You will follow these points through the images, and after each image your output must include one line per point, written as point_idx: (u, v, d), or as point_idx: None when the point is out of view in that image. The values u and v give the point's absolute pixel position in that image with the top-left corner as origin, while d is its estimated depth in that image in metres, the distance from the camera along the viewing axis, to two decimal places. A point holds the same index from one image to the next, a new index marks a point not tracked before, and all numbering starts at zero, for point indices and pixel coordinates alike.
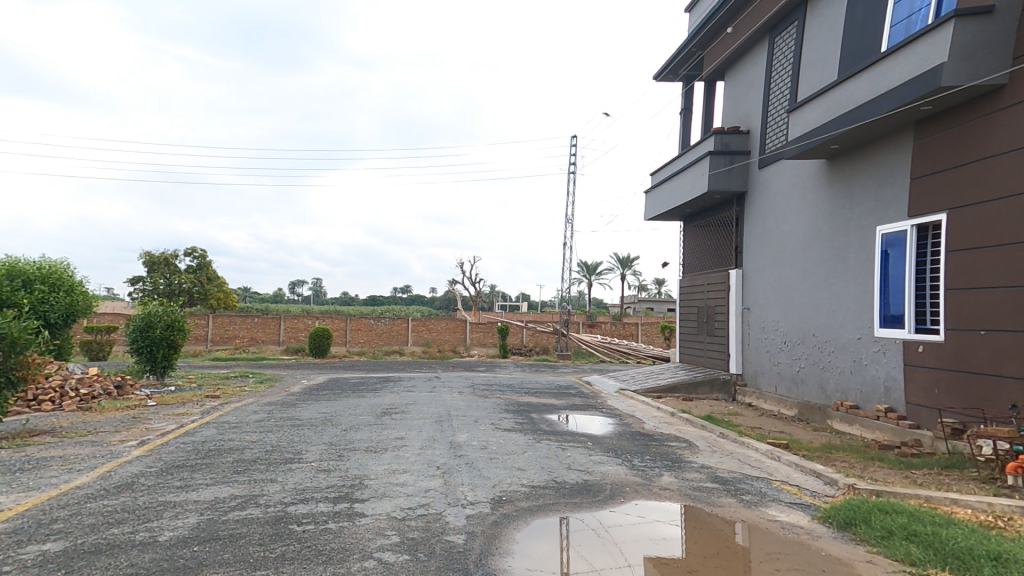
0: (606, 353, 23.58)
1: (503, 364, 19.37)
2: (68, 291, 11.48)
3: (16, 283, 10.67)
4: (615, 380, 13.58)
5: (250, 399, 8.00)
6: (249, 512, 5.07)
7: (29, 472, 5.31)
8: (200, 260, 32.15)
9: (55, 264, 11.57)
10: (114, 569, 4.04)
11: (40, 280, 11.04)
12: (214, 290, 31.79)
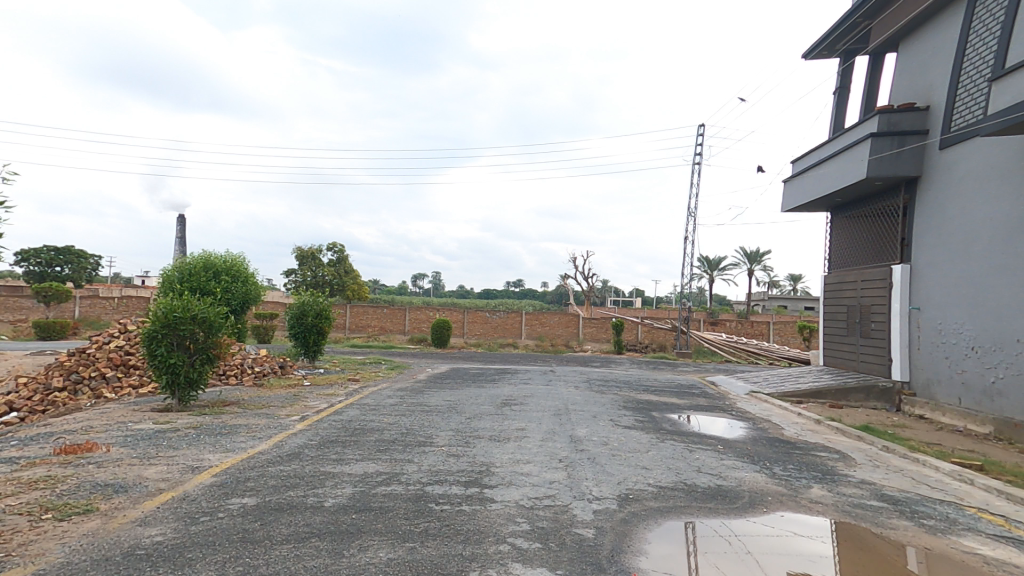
0: (731, 353, 22.28)
1: (620, 360, 19.18)
2: (244, 281, 13.47)
3: (208, 274, 12.69)
4: (744, 382, 12.75)
5: (384, 384, 8.83)
6: (393, 488, 5.63)
7: (226, 437, 6.44)
8: (339, 255, 35.91)
9: (235, 258, 13.65)
10: (295, 527, 4.77)
11: (224, 271, 13.02)
12: (350, 282, 35.47)
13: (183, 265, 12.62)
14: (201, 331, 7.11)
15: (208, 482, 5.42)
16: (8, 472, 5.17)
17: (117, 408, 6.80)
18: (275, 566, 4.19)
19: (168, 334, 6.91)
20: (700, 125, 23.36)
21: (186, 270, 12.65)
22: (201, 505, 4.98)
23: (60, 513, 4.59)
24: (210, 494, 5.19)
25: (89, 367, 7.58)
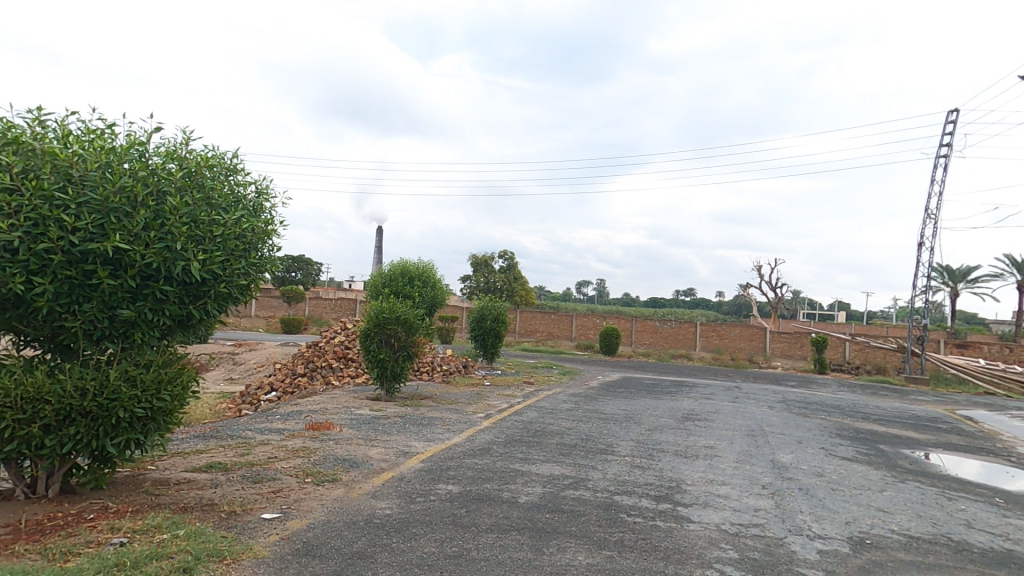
0: (992, 383, 18.16)
1: (820, 381, 17.03)
2: (433, 285, 14.99)
3: (405, 280, 14.43)
4: (1012, 424, 10.23)
5: (557, 389, 9.17)
6: (581, 493, 5.60)
7: (427, 427, 7.19)
8: (510, 261, 38.23)
9: (425, 265, 15.27)
10: (497, 518, 5.02)
11: (417, 277, 14.68)
12: (519, 288, 37.57)
13: (386, 273, 14.53)
14: (403, 330, 8.01)
15: (418, 466, 6.09)
16: (279, 439, 6.64)
17: (342, 394, 8.08)
18: (485, 551, 4.40)
19: (378, 332, 7.95)
20: (955, 109, 20.72)
21: (389, 277, 14.59)
22: (415, 487, 5.60)
23: (316, 479, 5.77)
24: (421, 477, 5.81)
25: (320, 358, 9.16)
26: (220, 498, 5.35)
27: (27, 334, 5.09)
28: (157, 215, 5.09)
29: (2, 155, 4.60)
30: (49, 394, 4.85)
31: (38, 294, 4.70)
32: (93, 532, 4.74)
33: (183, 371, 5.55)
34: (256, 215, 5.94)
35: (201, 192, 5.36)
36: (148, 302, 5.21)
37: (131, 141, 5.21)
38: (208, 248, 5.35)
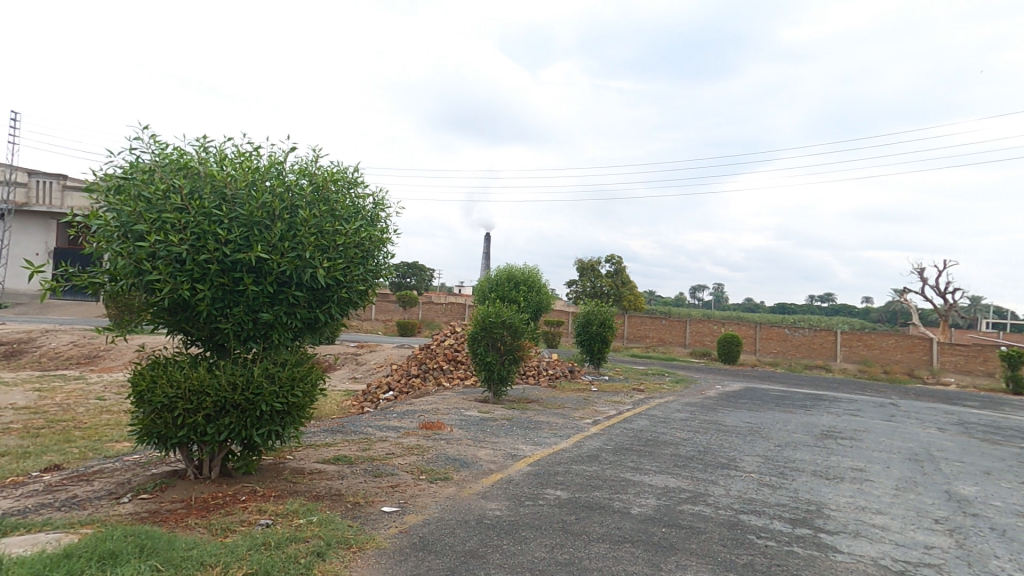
0: None
1: (1007, 402, 14.15)
2: (538, 290, 15.03)
3: (511, 285, 14.69)
4: None
5: (670, 398, 8.70)
6: (701, 509, 5.11)
7: (533, 431, 7.13)
8: (617, 265, 37.37)
9: (530, 270, 15.39)
10: (608, 528, 4.76)
11: (523, 282, 14.87)
12: (626, 293, 36.56)
13: (493, 278, 14.88)
14: (509, 334, 8.11)
15: (526, 469, 6.02)
16: (396, 437, 7.01)
17: (452, 396, 8.36)
18: (598, 561, 4.17)
19: (485, 336, 8.11)
20: None
21: (495, 282, 14.93)
22: (523, 490, 5.54)
23: (430, 476, 5.97)
24: (529, 481, 5.73)
25: (432, 360, 9.59)
26: (347, 489, 5.76)
27: (191, 334, 6.02)
28: (291, 226, 5.83)
29: (175, 180, 5.54)
30: (208, 387, 5.75)
31: (199, 298, 5.56)
32: (245, 512, 5.36)
33: (312, 370, 6.22)
34: (374, 223, 6.54)
35: (327, 203, 6.05)
36: (283, 306, 5.91)
37: (271, 162, 6.04)
38: (332, 256, 6.01)
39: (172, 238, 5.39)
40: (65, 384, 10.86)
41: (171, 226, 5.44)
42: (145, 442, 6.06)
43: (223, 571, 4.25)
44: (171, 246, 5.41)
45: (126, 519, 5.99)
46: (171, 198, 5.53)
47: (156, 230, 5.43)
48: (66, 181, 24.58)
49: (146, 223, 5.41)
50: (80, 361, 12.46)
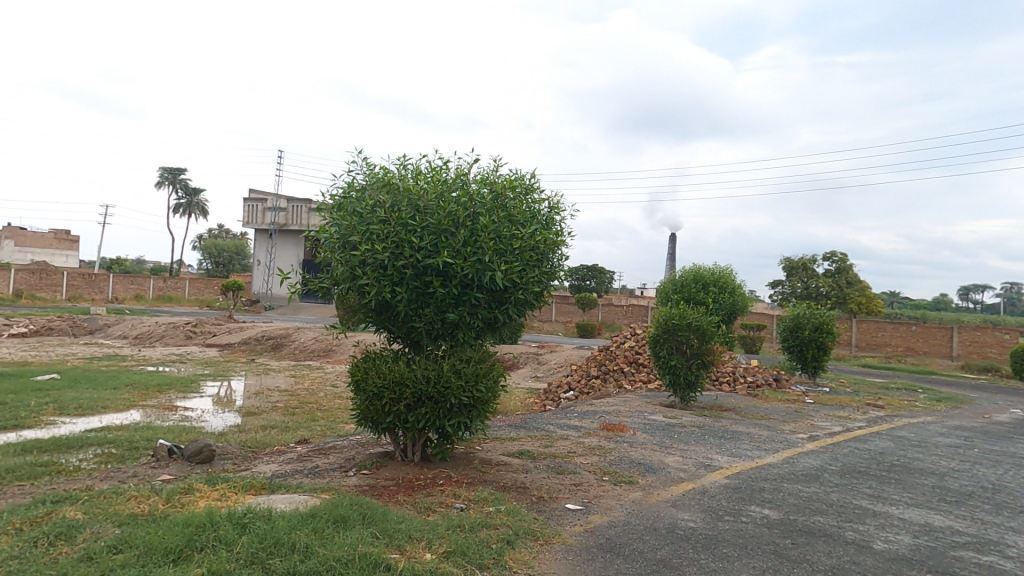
0: None
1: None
2: (732, 292, 14.03)
3: (699, 286, 13.95)
4: None
5: (924, 419, 8.06)
6: (989, 560, 4.04)
7: (730, 441, 6.61)
8: (838, 263, 32.66)
9: (722, 270, 14.44)
10: (840, 560, 4.07)
11: (713, 282, 14.00)
12: (854, 294, 31.70)
13: (680, 282, 14.09)
14: (696, 337, 7.63)
15: (723, 482, 5.54)
16: (577, 436, 7.08)
17: (635, 399, 8.21)
18: None
19: (668, 339, 7.75)
20: None
21: (681, 283, 14.27)
22: (722, 503, 5.09)
23: (613, 478, 5.86)
24: (728, 495, 5.24)
25: (611, 361, 9.54)
26: (531, 483, 5.97)
27: (393, 332, 7.44)
28: (472, 232, 6.97)
29: (381, 197, 7.04)
30: (407, 379, 7.00)
31: (398, 299, 6.92)
32: (443, 495, 5.93)
33: (492, 367, 7.32)
34: (549, 227, 7.45)
35: (504, 210, 7.15)
36: (466, 307, 7.06)
37: (455, 176, 7.27)
38: (509, 260, 6.99)
39: (378, 247, 6.81)
40: (313, 372, 13.52)
41: (376, 236, 6.87)
42: (363, 424, 7.48)
43: (427, 545, 4.74)
44: (376, 254, 6.84)
45: (353, 489, 7.13)
46: (378, 211, 6.99)
47: (366, 240, 6.92)
48: (311, 205, 30.49)
49: (359, 235, 6.94)
50: (322, 353, 15.35)
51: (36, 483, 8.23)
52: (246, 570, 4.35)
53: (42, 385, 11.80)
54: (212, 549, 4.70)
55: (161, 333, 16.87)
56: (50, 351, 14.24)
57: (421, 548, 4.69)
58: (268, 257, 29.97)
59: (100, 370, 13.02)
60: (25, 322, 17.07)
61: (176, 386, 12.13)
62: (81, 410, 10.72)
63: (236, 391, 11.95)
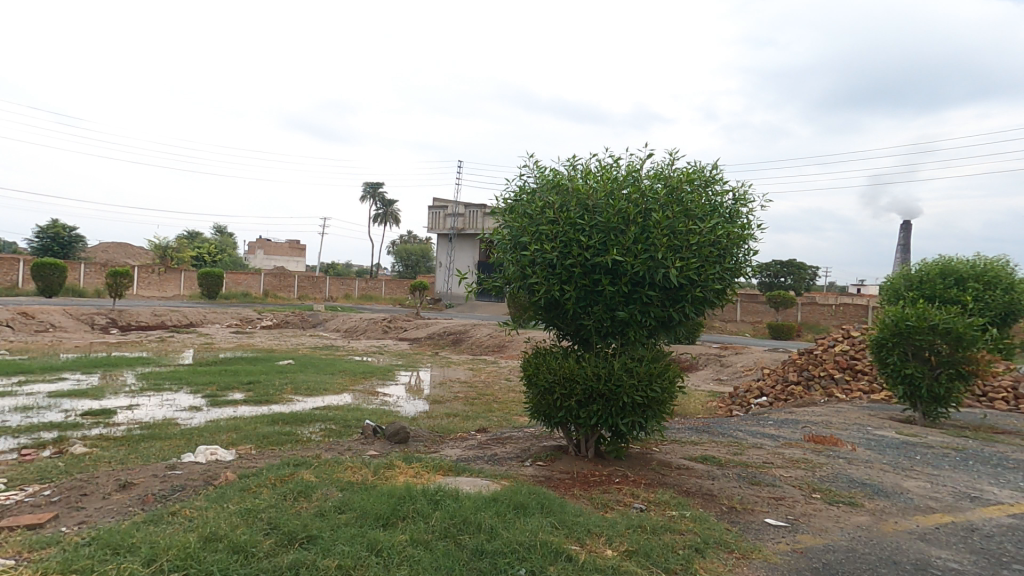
0: None
1: None
2: (1004, 288, 11.78)
3: (948, 282, 11.83)
4: None
5: None
6: None
7: (1014, 471, 5.61)
8: None
9: (991, 261, 12.11)
10: None
11: (973, 278, 11.80)
12: None
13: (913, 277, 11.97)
14: (946, 341, 6.70)
15: (1005, 520, 4.63)
16: (774, 446, 6.52)
17: (855, 413, 7.59)
18: None
19: (900, 343, 6.99)
20: None
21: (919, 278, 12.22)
22: (1005, 548, 4.20)
23: (827, 497, 5.25)
24: (1014, 537, 4.34)
25: (817, 367, 9.05)
26: (719, 491, 5.62)
27: (562, 329, 7.55)
28: (644, 229, 6.78)
29: (550, 197, 7.10)
30: (577, 376, 7.04)
31: (567, 297, 6.98)
32: (620, 493, 5.90)
33: (667, 367, 7.06)
34: (733, 219, 6.93)
35: (680, 204, 6.83)
36: (637, 304, 6.90)
37: (627, 171, 7.09)
38: (684, 256, 6.66)
39: (547, 247, 6.91)
40: (489, 366, 14.59)
41: (544, 236, 7.00)
42: (536, 418, 7.73)
43: (607, 542, 4.77)
44: (545, 254, 6.96)
45: (531, 478, 7.44)
46: (547, 212, 7.08)
47: (535, 240, 7.06)
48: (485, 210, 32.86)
49: (529, 236, 7.09)
50: (496, 348, 16.48)
51: (283, 449, 10.78)
52: (442, 541, 4.85)
53: (283, 368, 14.75)
54: (412, 519, 5.37)
55: (365, 327, 19.68)
56: (288, 340, 17.65)
57: (601, 544, 4.73)
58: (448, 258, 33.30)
59: (321, 357, 15.74)
60: (270, 315, 21.34)
61: (376, 374, 14.12)
62: (309, 391, 13.34)
63: (423, 381, 13.46)
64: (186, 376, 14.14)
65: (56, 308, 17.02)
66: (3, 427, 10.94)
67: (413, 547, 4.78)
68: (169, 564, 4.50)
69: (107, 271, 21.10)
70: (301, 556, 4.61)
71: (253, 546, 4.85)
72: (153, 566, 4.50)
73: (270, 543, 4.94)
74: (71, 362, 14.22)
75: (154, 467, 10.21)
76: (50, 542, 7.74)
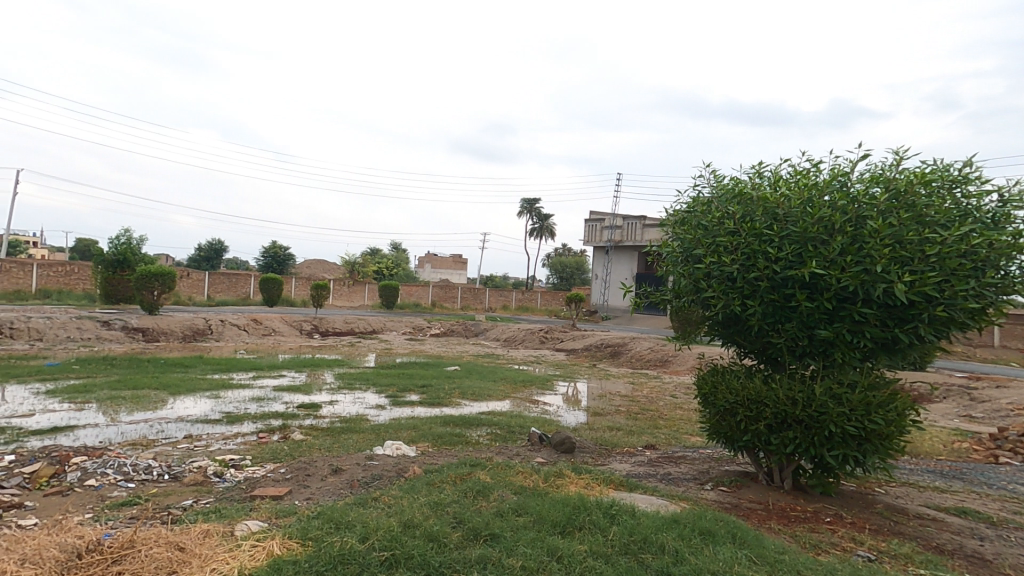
0: None
1: None
2: None
3: None
4: None
5: None
6: None
7: None
8: None
9: None
10: None
11: None
12: None
13: None
14: None
15: None
16: None
17: None
18: None
19: None
20: None
21: None
22: None
23: None
24: None
25: None
26: (992, 556, 4.85)
27: (745, 347, 6.87)
28: (854, 238, 5.83)
29: (730, 207, 6.53)
30: (766, 399, 6.17)
31: (750, 313, 6.30)
32: (833, 535, 5.38)
33: (893, 397, 5.85)
34: (993, 227, 5.68)
35: (909, 209, 5.76)
36: (846, 323, 5.89)
37: (832, 175, 6.22)
38: (916, 270, 5.56)
39: (725, 259, 6.35)
40: (651, 381, 14.33)
41: (722, 248, 6.45)
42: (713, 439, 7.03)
43: None
44: (723, 266, 6.39)
45: (715, 505, 6.53)
46: (726, 223, 6.53)
47: (711, 252, 6.54)
48: (644, 221, 32.55)
49: (704, 247, 6.61)
50: (658, 363, 16.12)
51: (456, 449, 11.73)
52: (623, 557, 4.91)
53: (451, 373, 16.13)
54: (588, 530, 5.52)
55: (523, 337, 20.71)
56: (454, 347, 19.27)
57: None
58: (605, 271, 33.85)
59: (483, 364, 16.90)
60: (437, 324, 23.56)
61: (536, 383, 14.70)
62: (475, 396, 14.36)
63: (581, 392, 13.67)
64: (373, 377, 16.20)
65: (277, 316, 20.74)
66: (245, 413, 13.59)
67: (594, 559, 4.88)
68: (378, 544, 4.99)
69: (311, 284, 25.17)
70: (487, 553, 4.94)
71: (444, 537, 5.27)
72: (367, 543, 5.04)
73: (458, 535, 5.35)
74: (287, 362, 17.20)
75: (355, 456, 11.79)
76: (290, 511, 9.37)
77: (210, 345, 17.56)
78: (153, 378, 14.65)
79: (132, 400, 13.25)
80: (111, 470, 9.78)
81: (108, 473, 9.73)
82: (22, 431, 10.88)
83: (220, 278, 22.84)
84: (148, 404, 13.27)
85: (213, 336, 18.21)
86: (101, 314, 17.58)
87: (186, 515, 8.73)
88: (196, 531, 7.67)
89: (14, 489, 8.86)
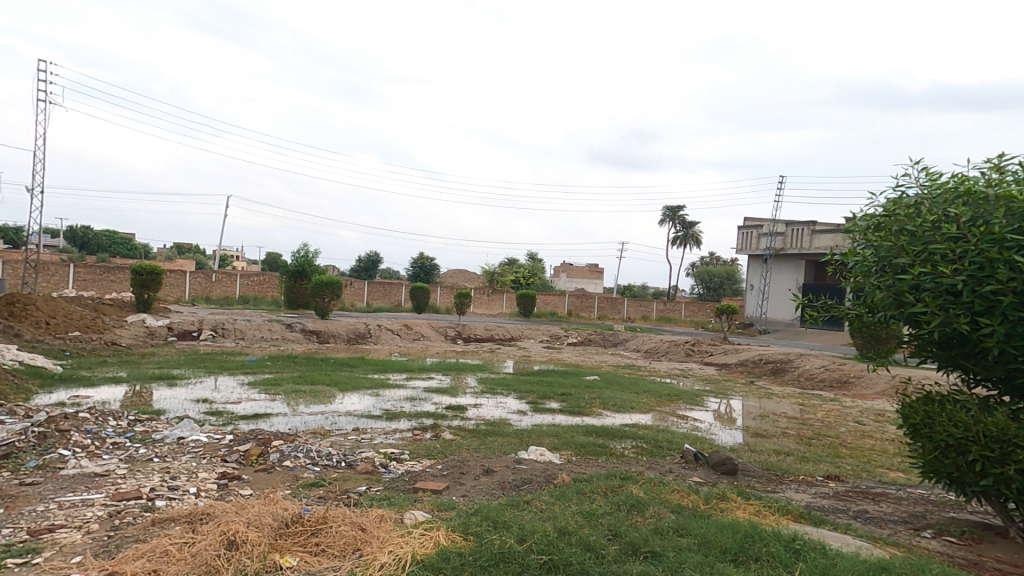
0: None
1: None
2: None
3: None
4: None
5: None
6: None
7: None
8: None
9: None
10: None
11: None
12: None
13: None
14: None
15: None
16: None
17: None
18: None
19: None
20: None
21: None
22: None
23: None
24: None
25: None
26: None
27: (973, 371, 5.34)
28: None
29: (951, 209, 5.13)
30: (1019, 438, 4.77)
31: (985, 334, 4.82)
32: None
33: None
34: None
35: None
36: None
37: None
38: None
39: (947, 269, 4.93)
40: (827, 405, 13.03)
41: (942, 257, 5.02)
42: (926, 480, 5.59)
43: None
44: (943, 277, 4.96)
45: (941, 557, 5.53)
46: (944, 227, 5.11)
47: (922, 261, 5.12)
48: (814, 227, 30.04)
49: (910, 255, 5.19)
50: (836, 384, 14.69)
51: (603, 460, 11.60)
52: None
53: (590, 383, 16.20)
54: (767, 563, 5.15)
55: (666, 348, 20.19)
56: (593, 357, 19.36)
57: None
58: (763, 281, 32.02)
59: (624, 375, 16.73)
60: (574, 334, 23.91)
61: (684, 398, 14.15)
62: (617, 407, 14.20)
63: (736, 411, 12.86)
64: (514, 383, 16.80)
65: (425, 322, 22.55)
66: (402, 411, 14.90)
67: None
68: (537, 546, 5.12)
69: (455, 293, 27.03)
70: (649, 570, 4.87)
71: (602, 549, 5.29)
72: (526, 544, 5.18)
73: (616, 549, 5.33)
74: (434, 365, 18.60)
75: (504, 459, 12.20)
76: (450, 506, 9.82)
77: (370, 347, 19.66)
78: (325, 375, 16.76)
79: (310, 394, 15.24)
80: (302, 454, 11.10)
81: (300, 456, 11.06)
82: (233, 415, 13.05)
83: (377, 287, 25.48)
84: (322, 398, 15.18)
85: (371, 339, 20.35)
86: (286, 318, 20.61)
87: (362, 500, 9.63)
88: (373, 516, 8.42)
89: (234, 463, 10.48)
